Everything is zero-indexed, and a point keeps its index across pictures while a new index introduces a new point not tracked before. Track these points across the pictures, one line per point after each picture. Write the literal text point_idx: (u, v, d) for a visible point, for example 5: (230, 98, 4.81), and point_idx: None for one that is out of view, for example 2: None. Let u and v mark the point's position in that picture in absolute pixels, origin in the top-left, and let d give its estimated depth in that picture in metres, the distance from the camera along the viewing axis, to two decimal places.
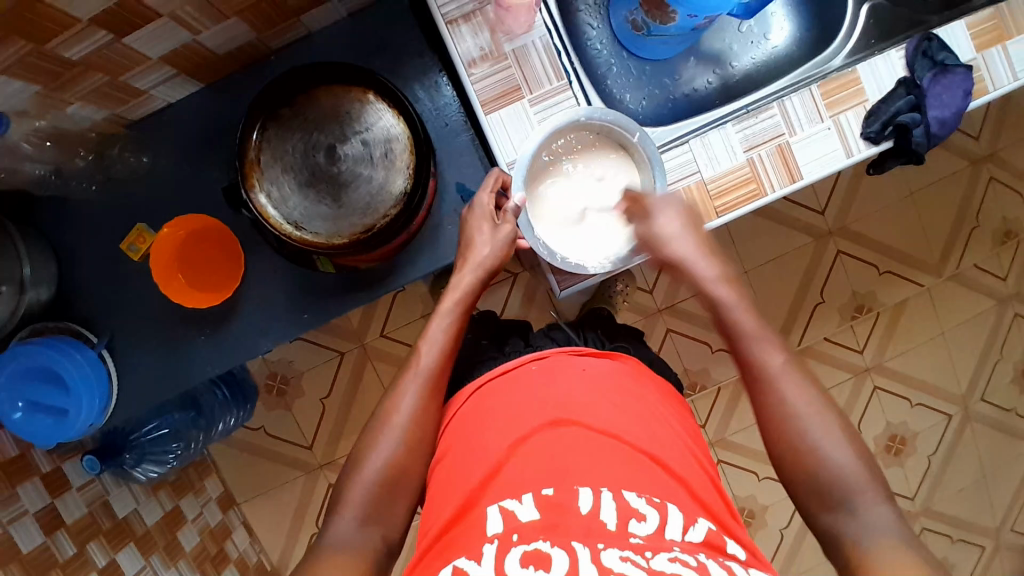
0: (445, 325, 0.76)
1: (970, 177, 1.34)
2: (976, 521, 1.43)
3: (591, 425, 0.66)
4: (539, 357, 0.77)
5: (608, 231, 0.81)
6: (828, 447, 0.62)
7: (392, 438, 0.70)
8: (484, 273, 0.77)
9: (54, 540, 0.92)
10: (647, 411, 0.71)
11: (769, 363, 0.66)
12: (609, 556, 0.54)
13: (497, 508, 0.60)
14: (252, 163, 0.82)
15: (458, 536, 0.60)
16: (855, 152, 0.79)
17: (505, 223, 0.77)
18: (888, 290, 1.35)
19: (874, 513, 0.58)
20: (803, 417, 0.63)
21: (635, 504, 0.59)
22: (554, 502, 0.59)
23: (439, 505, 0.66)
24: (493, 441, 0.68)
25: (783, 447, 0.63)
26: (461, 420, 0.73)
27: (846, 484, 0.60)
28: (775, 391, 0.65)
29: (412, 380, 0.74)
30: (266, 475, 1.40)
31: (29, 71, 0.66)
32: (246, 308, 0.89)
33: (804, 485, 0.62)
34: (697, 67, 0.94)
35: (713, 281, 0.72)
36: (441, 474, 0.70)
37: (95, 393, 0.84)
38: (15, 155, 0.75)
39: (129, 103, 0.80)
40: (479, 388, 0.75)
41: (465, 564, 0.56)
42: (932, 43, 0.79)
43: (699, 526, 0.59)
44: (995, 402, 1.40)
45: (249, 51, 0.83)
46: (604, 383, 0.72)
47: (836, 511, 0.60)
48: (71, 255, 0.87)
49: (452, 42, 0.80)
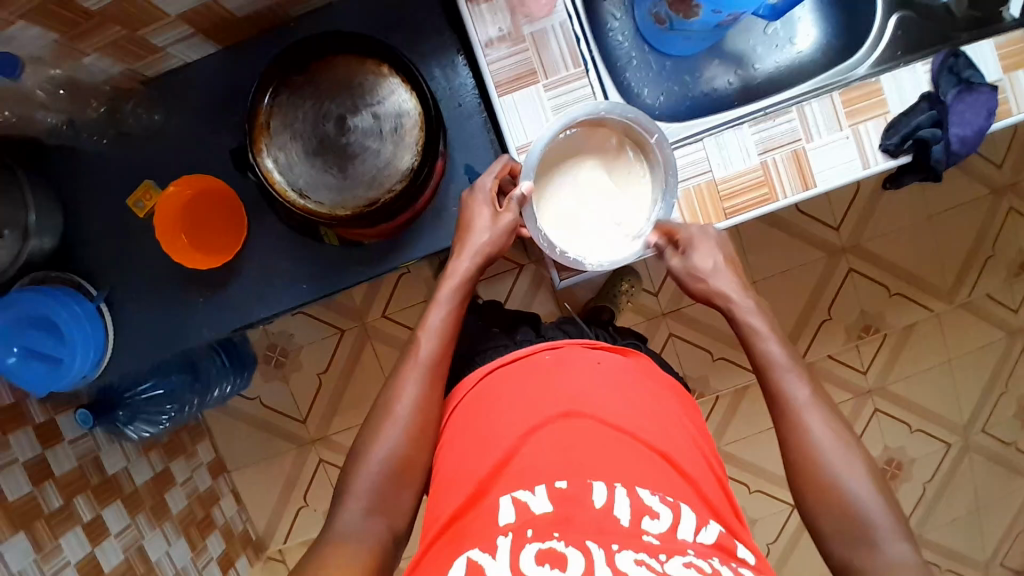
0: (444, 314, 0.75)
1: (991, 205, 1.31)
2: (967, 553, 1.41)
3: (604, 419, 0.66)
4: (553, 346, 0.76)
5: (609, 237, 0.78)
6: (851, 484, 0.61)
7: (397, 428, 0.69)
8: (482, 261, 0.76)
9: (41, 491, 0.92)
10: (659, 409, 0.71)
11: (796, 397, 0.66)
12: (623, 559, 0.53)
13: (509, 498, 0.60)
14: (262, 128, 0.82)
15: (469, 524, 0.60)
16: (872, 165, 0.78)
17: (506, 213, 0.75)
18: (897, 312, 1.33)
19: (897, 550, 0.58)
20: (826, 451, 0.63)
21: (648, 502, 0.59)
22: (568, 495, 0.59)
23: (449, 494, 0.65)
24: (505, 429, 0.67)
25: (805, 481, 0.64)
26: (469, 407, 0.72)
27: (869, 519, 0.60)
28: (801, 424, 0.65)
29: (412, 370, 0.73)
30: (256, 445, 1.40)
31: (49, 19, 0.66)
32: (248, 275, 0.89)
33: (829, 520, 0.62)
34: (718, 67, 0.93)
35: (748, 310, 0.72)
36: (449, 460, 0.69)
37: (90, 346, 0.84)
38: (29, 103, 0.75)
39: (145, 59, 0.81)
40: (487, 374, 0.74)
41: (480, 557, 0.55)
42: (959, 60, 0.77)
43: (710, 528, 0.60)
44: (997, 435, 1.38)
45: (267, 16, 0.83)
46: (618, 376, 0.72)
47: (859, 546, 0.60)
48: (76, 206, 0.88)
49: (471, 21, 0.80)
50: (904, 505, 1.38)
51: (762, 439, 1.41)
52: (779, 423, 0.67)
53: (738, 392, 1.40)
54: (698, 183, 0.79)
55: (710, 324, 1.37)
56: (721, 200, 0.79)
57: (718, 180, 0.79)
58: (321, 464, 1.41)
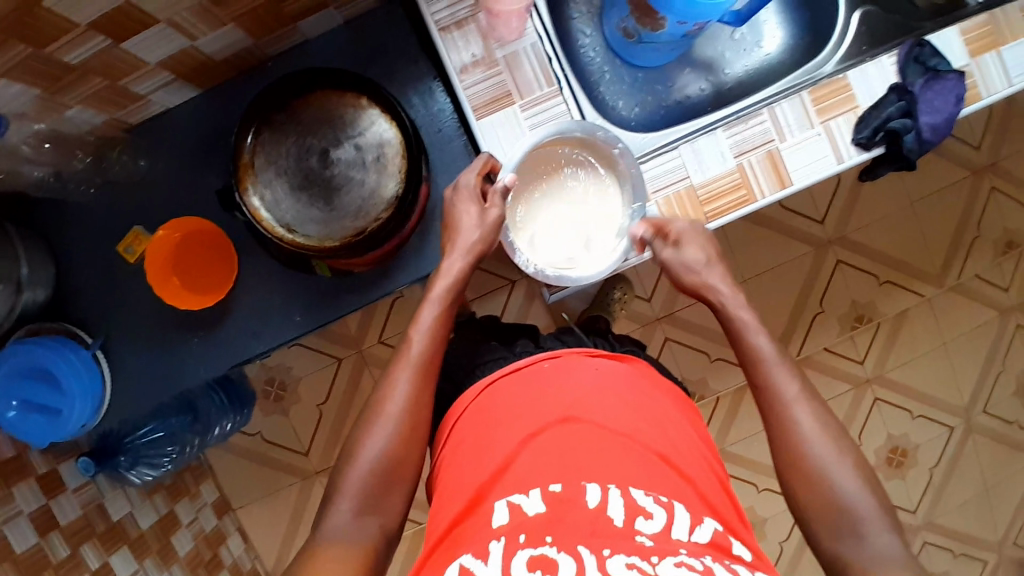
0: (434, 313, 0.75)
1: (972, 187, 1.33)
2: (979, 535, 1.41)
3: (602, 423, 0.66)
4: (551, 356, 0.75)
5: (558, 253, 0.80)
6: (837, 475, 0.62)
7: (388, 427, 0.69)
8: (473, 258, 0.77)
9: (48, 541, 0.92)
10: (657, 412, 0.70)
11: (784, 391, 0.66)
12: (615, 563, 0.52)
13: (504, 503, 0.60)
14: (246, 167, 0.83)
15: (466, 530, 0.61)
16: (846, 159, 0.80)
17: (492, 208, 0.77)
18: (889, 300, 1.34)
19: (884, 541, 0.59)
20: (813, 442, 0.64)
21: (642, 502, 0.59)
22: (561, 497, 0.59)
23: (448, 502, 0.66)
24: (504, 435, 0.67)
25: (793, 471, 0.64)
26: (470, 416, 0.73)
27: (858, 514, 0.60)
28: (790, 421, 0.65)
29: (403, 369, 0.72)
30: (263, 480, 1.40)
31: (29, 74, 0.67)
32: (241, 311, 0.90)
33: (813, 511, 0.62)
34: (690, 74, 0.95)
35: (736, 304, 0.73)
36: (450, 470, 0.69)
37: (88, 394, 0.84)
38: (15, 157, 0.76)
39: (128, 107, 0.82)
40: (487, 385, 0.75)
41: (471, 562, 0.55)
42: (924, 49, 0.79)
43: (705, 526, 0.59)
44: (997, 414, 1.38)
45: (245, 57, 0.85)
46: (615, 381, 0.72)
47: (845, 537, 0.60)
48: (67, 255, 0.89)
49: (445, 48, 0.81)
50: (912, 492, 1.38)
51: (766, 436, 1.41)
52: (766, 414, 0.67)
53: (739, 392, 1.40)
54: (678, 189, 0.81)
55: (706, 325, 1.38)
56: (701, 204, 0.80)
57: (697, 186, 0.80)
58: None
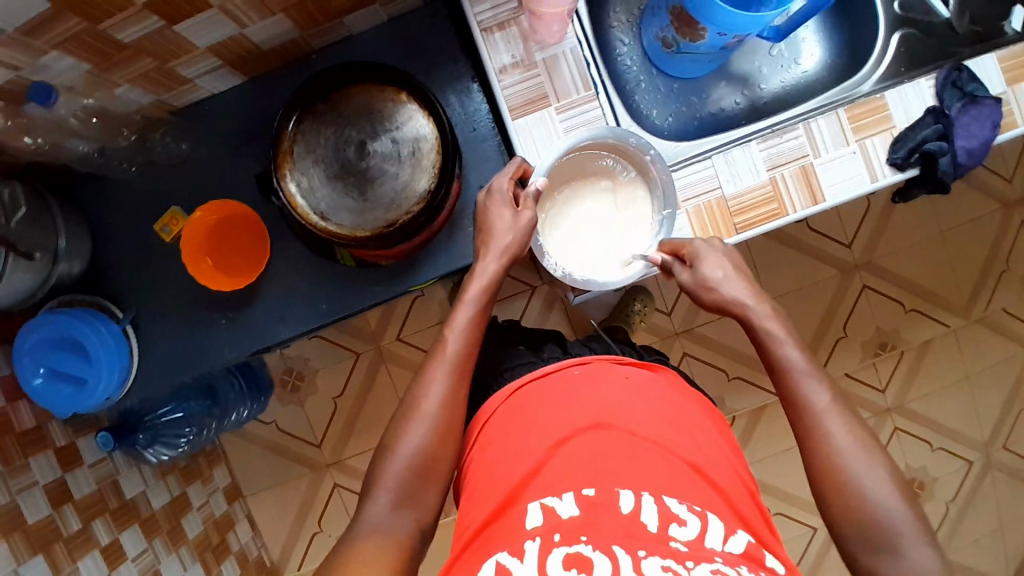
0: (469, 313, 0.75)
1: (1002, 219, 1.31)
2: (994, 575, 1.37)
3: (634, 430, 0.66)
4: (581, 362, 0.75)
5: (585, 255, 0.81)
6: (872, 488, 0.61)
7: (424, 425, 0.69)
8: (507, 261, 0.76)
9: (60, 513, 0.93)
10: (687, 421, 0.70)
11: (815, 402, 0.66)
12: (650, 565, 0.53)
13: (537, 505, 0.60)
14: (286, 153, 0.85)
15: (499, 530, 0.60)
16: (880, 178, 0.79)
17: (525, 210, 0.77)
18: (913, 328, 1.33)
19: (921, 554, 0.58)
20: (848, 455, 0.63)
21: (675, 509, 0.59)
22: (595, 501, 0.59)
23: (478, 502, 0.66)
24: (533, 437, 0.67)
25: (826, 484, 0.63)
26: (498, 419, 0.72)
27: (894, 527, 0.60)
28: (822, 432, 0.64)
29: (439, 368, 0.72)
30: (274, 469, 1.41)
31: (81, 49, 0.69)
32: (269, 296, 0.91)
33: (848, 523, 0.61)
34: (726, 87, 0.96)
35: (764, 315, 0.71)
36: (479, 471, 0.69)
37: (115, 367, 0.86)
38: (63, 131, 0.79)
39: (174, 90, 0.84)
40: (516, 389, 0.74)
41: (508, 560, 0.56)
42: (962, 74, 0.79)
43: (738, 537, 0.59)
44: (1018, 451, 1.36)
45: (291, 48, 0.87)
46: (646, 390, 0.72)
47: (881, 551, 0.60)
48: (104, 231, 0.91)
49: (486, 49, 0.83)
50: (927, 526, 1.35)
51: (780, 459, 1.39)
52: (798, 426, 0.67)
53: (755, 412, 1.39)
54: (709, 199, 0.81)
55: (725, 342, 1.37)
56: (732, 215, 0.80)
57: (728, 197, 0.81)
58: (337, 488, 1.41)
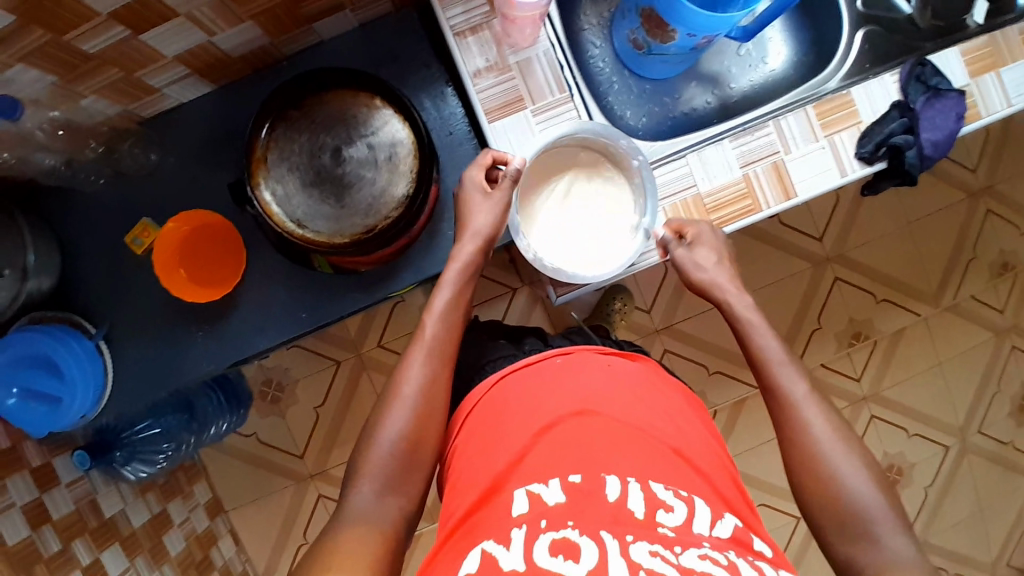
0: (448, 295, 0.76)
1: (968, 209, 1.35)
2: (972, 555, 1.41)
3: (616, 418, 0.66)
4: (563, 352, 0.75)
5: (558, 247, 0.81)
6: (849, 478, 0.62)
7: (403, 411, 0.69)
8: (484, 242, 0.78)
9: (40, 534, 0.90)
10: (670, 408, 0.71)
11: (792, 393, 0.67)
12: (638, 549, 0.53)
13: (523, 491, 0.60)
14: (259, 160, 0.84)
15: (483, 519, 0.60)
16: (849, 172, 0.81)
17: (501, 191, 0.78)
18: (886, 317, 1.36)
19: (896, 543, 0.59)
20: (826, 445, 0.64)
21: (663, 495, 0.59)
22: (582, 488, 0.59)
23: (463, 490, 0.66)
24: (516, 430, 0.67)
25: (806, 478, 0.64)
26: (481, 410, 0.72)
27: (867, 514, 0.60)
28: (799, 419, 0.66)
29: (418, 351, 0.72)
30: (256, 482, 1.39)
31: (46, 61, 0.68)
32: (246, 305, 0.90)
33: (827, 515, 0.62)
34: (697, 87, 0.98)
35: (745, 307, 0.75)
36: (463, 461, 0.69)
37: (89, 385, 0.84)
38: (29, 144, 0.77)
39: (143, 100, 0.83)
40: (498, 380, 0.74)
41: (494, 549, 0.55)
42: (925, 69, 0.82)
43: (726, 522, 0.60)
44: (992, 434, 1.39)
45: (261, 55, 0.86)
46: (627, 379, 0.72)
47: (856, 542, 0.60)
48: (74, 246, 0.89)
49: (459, 52, 0.82)
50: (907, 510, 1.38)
51: (763, 451, 1.41)
52: (776, 417, 0.68)
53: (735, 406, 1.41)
54: (684, 198, 0.82)
55: (704, 338, 1.39)
56: (708, 212, 0.81)
57: (703, 194, 0.82)
58: (321, 499, 1.39)
